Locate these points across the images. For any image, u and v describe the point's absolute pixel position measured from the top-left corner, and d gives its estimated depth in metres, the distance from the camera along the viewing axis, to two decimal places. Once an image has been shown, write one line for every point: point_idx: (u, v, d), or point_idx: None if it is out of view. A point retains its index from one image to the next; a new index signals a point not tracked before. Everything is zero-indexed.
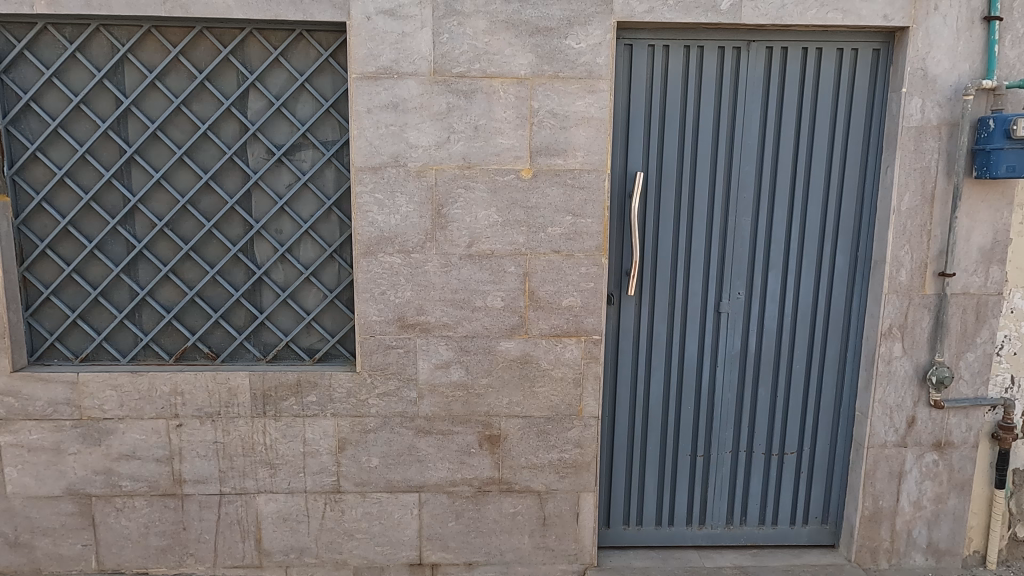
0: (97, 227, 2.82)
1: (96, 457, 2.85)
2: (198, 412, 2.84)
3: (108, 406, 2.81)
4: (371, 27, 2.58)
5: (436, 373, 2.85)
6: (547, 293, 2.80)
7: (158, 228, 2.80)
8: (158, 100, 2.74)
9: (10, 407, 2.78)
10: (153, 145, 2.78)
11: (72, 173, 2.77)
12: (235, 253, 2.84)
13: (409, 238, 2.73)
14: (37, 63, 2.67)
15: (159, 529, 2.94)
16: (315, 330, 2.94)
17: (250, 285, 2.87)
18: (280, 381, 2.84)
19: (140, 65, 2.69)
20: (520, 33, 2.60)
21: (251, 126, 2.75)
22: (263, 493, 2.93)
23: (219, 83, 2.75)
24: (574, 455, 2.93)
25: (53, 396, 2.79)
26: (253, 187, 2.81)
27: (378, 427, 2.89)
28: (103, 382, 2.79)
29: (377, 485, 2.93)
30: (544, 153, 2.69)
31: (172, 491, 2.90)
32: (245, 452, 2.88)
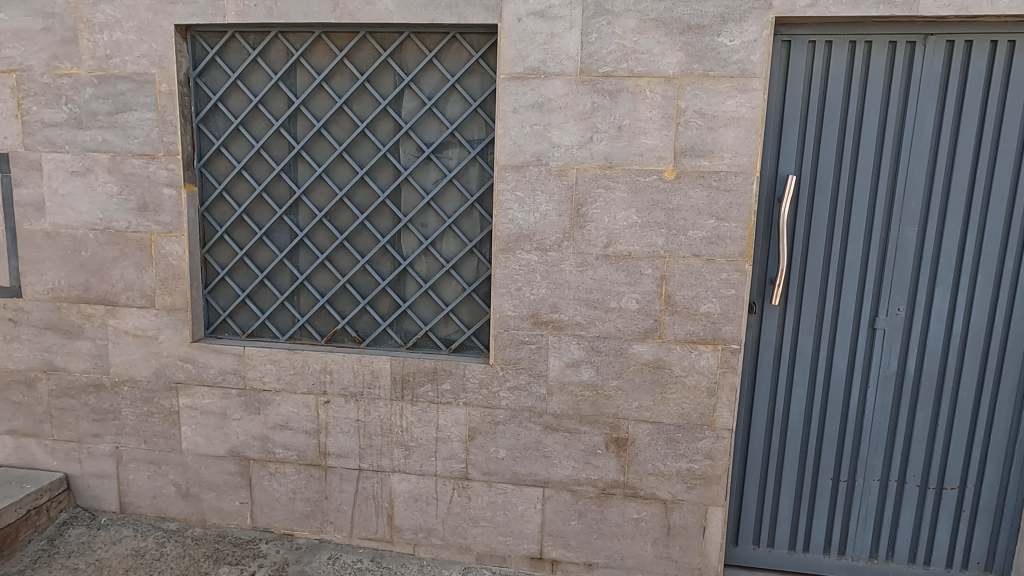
0: (267, 216, 3.11)
1: (255, 424, 3.14)
2: (344, 391, 3.05)
3: (268, 378, 3.09)
4: (522, 28, 2.64)
5: (566, 371, 2.87)
6: (684, 297, 2.72)
7: (318, 219, 3.03)
8: (325, 101, 2.97)
9: (188, 372, 3.14)
10: (318, 142, 3.01)
11: (248, 166, 3.07)
12: (383, 244, 3.01)
13: (546, 236, 2.77)
14: (226, 68, 2.98)
15: (305, 496, 3.19)
16: (452, 321, 3.06)
17: (396, 275, 3.04)
18: (418, 367, 2.98)
19: (310, 68, 2.93)
20: (671, 31, 2.55)
21: (404, 125, 2.91)
22: (398, 473, 3.09)
23: (378, 84, 2.93)
24: (704, 466, 2.84)
25: (223, 366, 3.11)
26: (403, 182, 2.97)
27: (507, 420, 2.95)
28: (264, 357, 3.08)
29: (503, 476, 3.00)
30: (689, 154, 2.62)
31: (318, 462, 3.14)
32: (383, 432, 3.06)
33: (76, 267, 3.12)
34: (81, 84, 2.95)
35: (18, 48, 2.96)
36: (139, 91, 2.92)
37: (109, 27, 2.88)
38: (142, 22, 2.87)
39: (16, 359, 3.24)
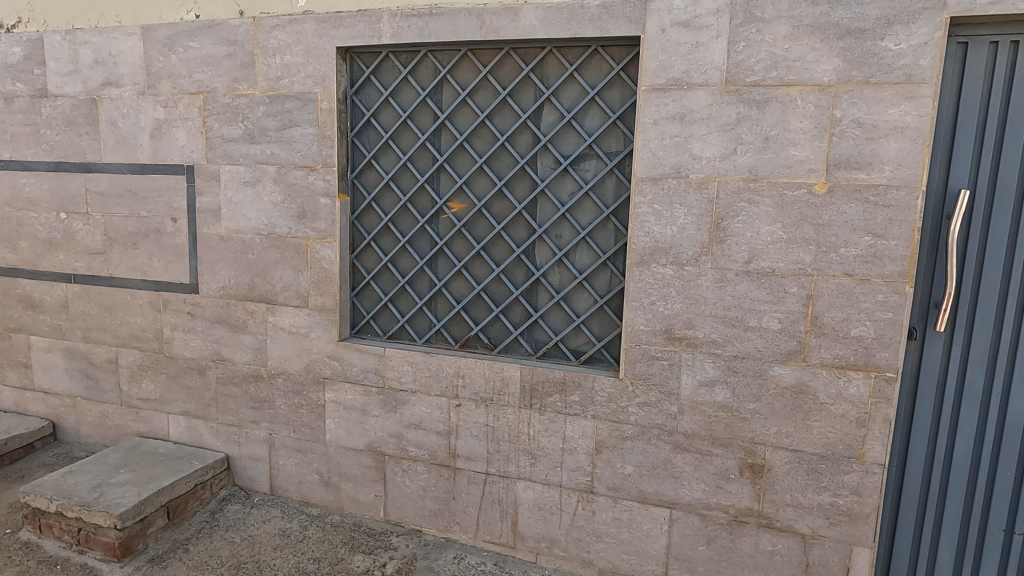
0: (410, 225, 3.28)
1: (392, 422, 3.31)
2: (475, 396, 3.14)
3: (405, 379, 3.25)
4: (666, 39, 2.60)
5: (699, 391, 2.77)
6: (832, 319, 2.55)
7: (457, 228, 3.15)
8: (468, 115, 3.09)
9: (334, 369, 3.37)
10: (460, 155, 3.14)
11: (396, 178, 3.26)
12: (518, 254, 3.08)
13: (683, 250, 2.70)
14: (379, 86, 3.18)
15: (434, 494, 3.31)
16: (582, 332, 3.06)
17: (528, 285, 3.10)
18: (547, 377, 3.01)
19: (456, 84, 3.06)
20: (828, 36, 2.41)
21: (543, 138, 2.96)
22: (523, 480, 3.13)
23: (519, 98, 3.00)
24: (850, 502, 2.63)
25: (365, 365, 3.31)
26: (539, 194, 3.02)
27: (635, 436, 2.90)
28: (403, 358, 3.24)
29: (629, 493, 2.95)
30: (843, 167, 2.45)
31: (448, 463, 3.25)
32: (511, 439, 3.11)
33: (243, 267, 3.45)
34: (255, 103, 3.27)
35: (205, 72, 3.34)
36: (303, 109, 3.19)
37: (281, 51, 3.18)
38: (309, 45, 3.13)
39: (191, 348, 3.63)
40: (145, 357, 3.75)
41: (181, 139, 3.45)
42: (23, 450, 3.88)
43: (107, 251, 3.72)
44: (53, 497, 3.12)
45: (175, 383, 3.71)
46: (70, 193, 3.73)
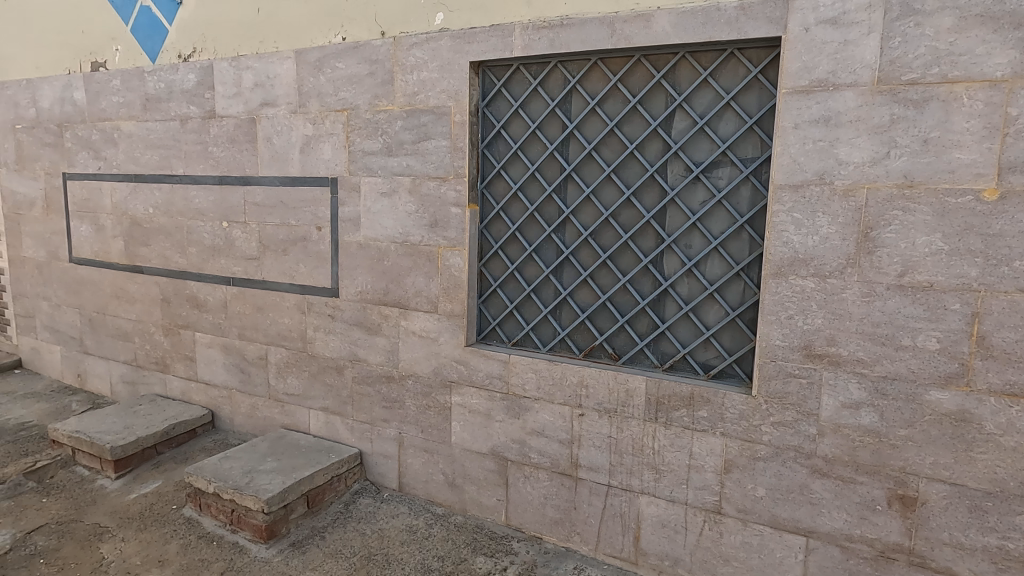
0: (537, 233, 3.31)
1: (515, 428, 3.36)
2: (598, 406, 3.12)
3: (529, 386, 3.29)
4: (810, 38, 2.46)
5: (842, 413, 2.58)
6: (1003, 341, 2.29)
7: (584, 237, 3.15)
8: (597, 124, 3.09)
9: (461, 373, 3.47)
10: (588, 164, 3.14)
11: (524, 187, 3.31)
12: (645, 264, 3.02)
13: (826, 261, 2.53)
14: (509, 97, 3.25)
15: (555, 503, 3.31)
16: (712, 346, 2.95)
17: (656, 295, 3.03)
18: (674, 391, 2.92)
19: (585, 93, 3.06)
20: (1001, 26, 2.18)
21: (674, 145, 2.90)
22: (647, 495, 3.06)
23: (649, 106, 2.96)
24: (1022, 547, 2.34)
25: (490, 371, 3.38)
26: (669, 203, 2.96)
27: (768, 457, 2.75)
28: (527, 365, 3.28)
29: (761, 517, 2.80)
30: (1019, 171, 2.20)
31: (570, 472, 3.24)
32: (634, 452, 3.05)
33: (379, 273, 3.64)
34: (394, 117, 3.45)
35: (350, 90, 3.57)
36: (437, 122, 3.33)
37: (419, 68, 3.34)
38: (444, 61, 3.26)
39: (331, 348, 3.88)
40: (290, 355, 4.05)
41: (327, 153, 3.71)
42: (188, 434, 4.31)
43: (261, 257, 4.06)
44: (212, 479, 3.44)
45: (316, 381, 3.98)
46: (231, 204, 4.12)
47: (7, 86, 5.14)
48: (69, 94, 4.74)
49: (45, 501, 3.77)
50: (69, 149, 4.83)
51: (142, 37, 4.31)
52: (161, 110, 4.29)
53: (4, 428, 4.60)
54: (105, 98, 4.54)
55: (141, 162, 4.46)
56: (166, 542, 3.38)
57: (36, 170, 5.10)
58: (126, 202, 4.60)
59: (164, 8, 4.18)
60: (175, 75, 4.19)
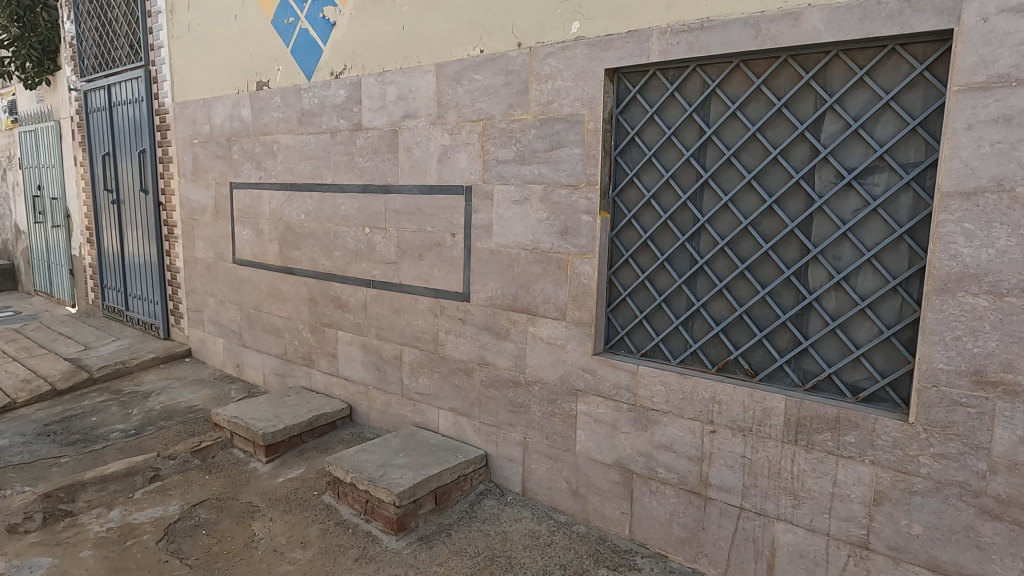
0: (670, 242, 3.23)
1: (642, 441, 3.28)
2: (731, 424, 2.98)
3: (657, 399, 3.20)
4: (988, 29, 2.22)
5: (1020, 449, 2.29)
6: None
7: (720, 246, 3.03)
8: (737, 129, 2.96)
9: (587, 382, 3.44)
10: (726, 170, 3.01)
11: (657, 195, 3.24)
12: (788, 276, 2.85)
13: (1003, 278, 2.27)
14: (644, 103, 3.19)
15: (682, 521, 3.19)
16: (862, 366, 2.72)
17: (798, 309, 2.85)
18: (817, 413, 2.73)
19: (725, 97, 2.94)
20: None
21: (823, 150, 2.71)
22: (783, 522, 2.88)
23: (796, 109, 2.79)
24: None
25: (617, 381, 3.33)
26: (816, 211, 2.78)
27: (927, 492, 2.50)
28: (656, 378, 3.20)
29: (916, 557, 2.55)
30: None
31: (699, 490, 3.12)
32: (770, 475, 2.89)
33: (509, 279, 3.71)
34: (527, 126, 3.51)
35: (486, 101, 3.67)
36: (571, 130, 3.34)
37: (554, 77, 3.37)
38: (579, 70, 3.27)
39: (461, 351, 3.99)
40: (423, 356, 4.22)
41: (462, 162, 3.83)
42: (329, 425, 4.60)
43: (398, 261, 4.27)
44: (349, 469, 3.65)
45: (446, 382, 4.11)
46: (373, 211, 4.36)
47: (187, 106, 5.78)
48: (238, 111, 5.25)
49: (207, 478, 4.17)
50: (236, 161, 5.34)
51: (300, 57, 4.68)
52: (314, 124, 4.64)
53: (176, 409, 5.15)
54: (268, 114, 4.98)
55: (296, 172, 4.84)
56: (308, 525, 3.63)
57: (208, 180, 5.68)
58: (282, 209, 5.01)
59: (320, 30, 4.51)
60: (327, 91, 4.51)
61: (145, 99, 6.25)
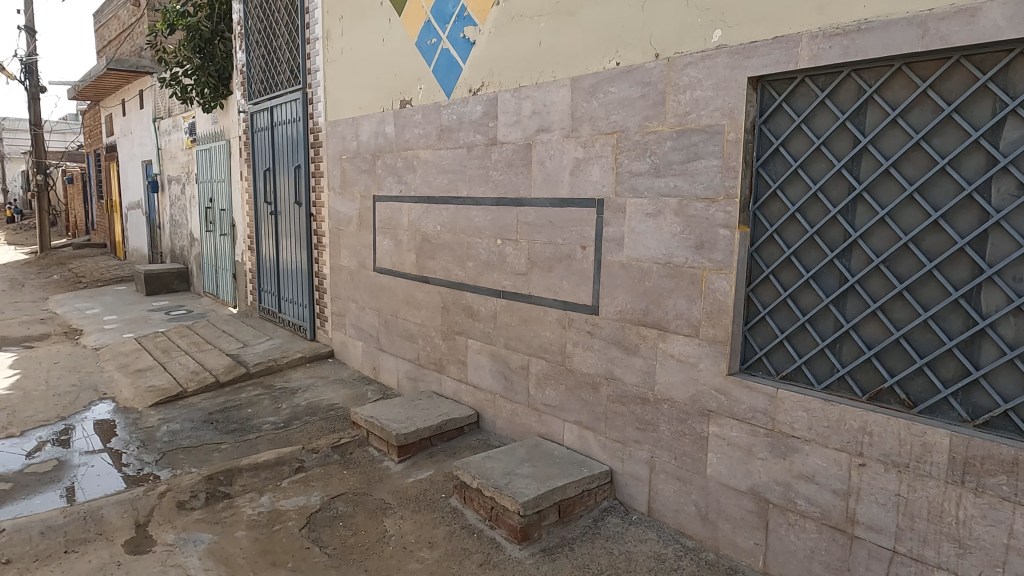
0: (816, 259, 3.02)
1: (780, 469, 3.09)
2: (884, 458, 2.73)
3: (799, 425, 3.00)
4: None
5: None
6: None
7: (875, 264, 2.80)
8: (898, 137, 2.72)
9: (721, 403, 3.30)
10: (884, 182, 2.78)
11: (803, 209, 3.05)
12: (956, 298, 2.58)
13: None
14: (791, 112, 3.02)
15: (825, 559, 2.97)
16: None
17: (968, 336, 2.57)
18: (990, 453, 2.45)
19: (884, 103, 2.72)
20: None
21: (1002, 159, 2.44)
22: (945, 571, 2.60)
23: (969, 114, 2.53)
24: None
25: (754, 404, 3.16)
26: (991, 227, 2.50)
27: None
28: (798, 403, 3.00)
29: None
30: None
31: (844, 528, 2.88)
32: (930, 518, 2.62)
33: (640, 294, 3.64)
34: (664, 138, 3.44)
35: (621, 113, 3.65)
36: (709, 141, 3.23)
37: (692, 87, 3.29)
38: (720, 79, 3.17)
39: (589, 364, 3.97)
40: (550, 368, 4.24)
41: (595, 175, 3.82)
42: (457, 431, 4.73)
43: (528, 272, 4.33)
44: (476, 474, 3.73)
45: (572, 395, 4.10)
46: (505, 223, 4.46)
47: (338, 124, 6.22)
48: (383, 128, 5.58)
49: (345, 472, 4.43)
50: (379, 175, 5.68)
51: (441, 76, 4.90)
52: (452, 139, 4.83)
53: (319, 407, 5.53)
54: (409, 131, 5.26)
55: (433, 185, 5.06)
56: (435, 526, 3.75)
57: (354, 193, 6.08)
58: (419, 220, 5.25)
59: (460, 49, 4.70)
60: (465, 107, 4.69)
61: (302, 119, 6.81)
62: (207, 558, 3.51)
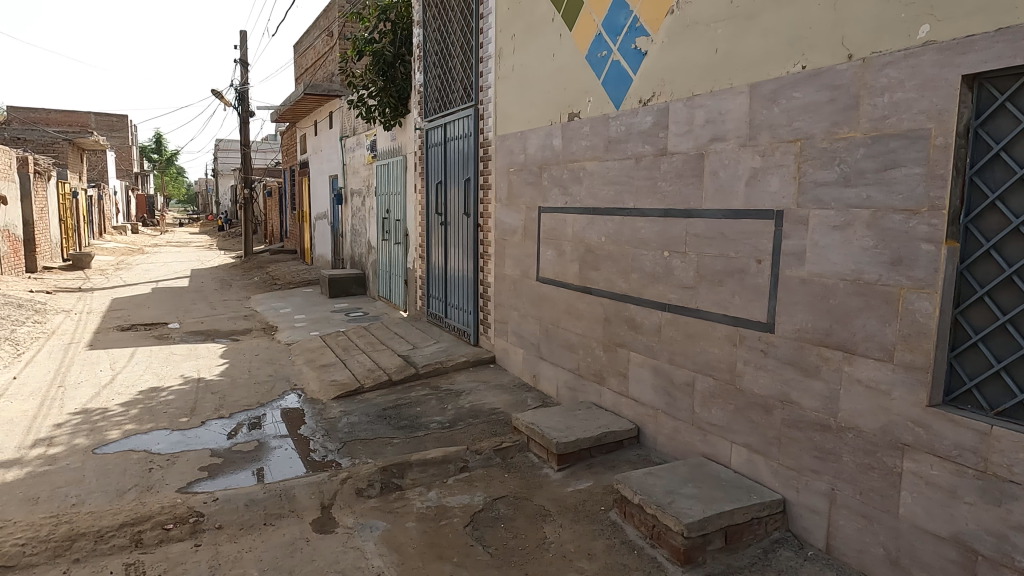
0: None
1: (992, 517, 2.72)
2: None
3: (1018, 469, 2.63)
4: None
5: None
6: None
7: None
8: None
9: (918, 436, 2.97)
10: None
11: None
12: None
13: None
14: (1016, 113, 2.66)
15: None
16: None
17: None
18: None
19: None
20: None
21: None
22: None
23: None
24: None
25: (960, 440, 2.82)
26: None
27: None
28: (1018, 444, 2.62)
29: None
30: None
31: None
32: None
33: (823, 312, 3.39)
34: (855, 145, 3.18)
35: (806, 120, 3.43)
36: (911, 147, 2.95)
37: (892, 89, 3.02)
38: (926, 78, 2.88)
39: (761, 385, 3.76)
40: (717, 386, 4.06)
41: (774, 185, 3.63)
42: (616, 444, 4.68)
43: (696, 286, 4.20)
44: (637, 490, 3.66)
45: (741, 416, 3.90)
46: (673, 235, 4.36)
47: (507, 138, 6.46)
48: (550, 141, 5.71)
49: (506, 476, 4.56)
50: (545, 187, 5.81)
51: (610, 88, 4.92)
52: (620, 150, 4.82)
53: (481, 410, 5.73)
54: (576, 143, 5.33)
55: (599, 197, 5.08)
56: (594, 538, 3.73)
57: (520, 204, 6.27)
58: (584, 231, 5.29)
59: (630, 60, 4.69)
60: (634, 118, 4.66)
61: (473, 134, 7.15)
62: (381, 544, 3.77)
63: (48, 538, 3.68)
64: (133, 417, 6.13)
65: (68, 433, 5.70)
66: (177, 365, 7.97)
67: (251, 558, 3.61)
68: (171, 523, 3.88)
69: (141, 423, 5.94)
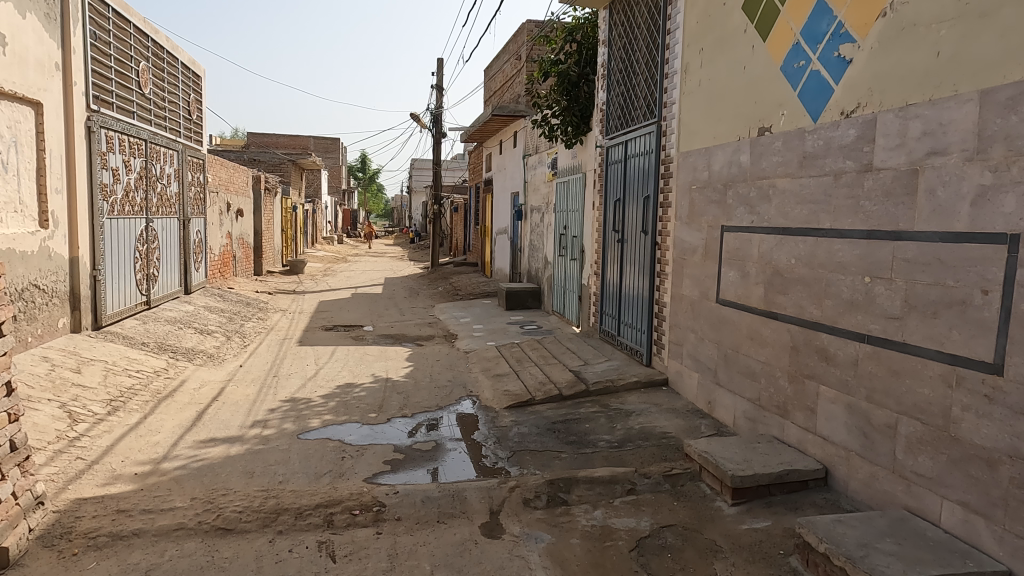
0: None
1: None
2: None
3: None
4: None
5: None
6: None
7: None
8: None
9: None
10: None
11: None
12: None
13: None
14: None
15: None
16: None
17: None
18: None
19: None
20: None
21: None
22: None
23: None
24: None
25: None
26: None
27: None
28: None
29: None
30: None
31: None
32: None
33: None
34: None
35: None
36: None
37: None
38: None
39: (983, 436, 3.25)
40: (926, 431, 3.58)
41: (1010, 206, 3.14)
42: (801, 484, 4.31)
43: (904, 317, 3.75)
44: (824, 537, 3.33)
45: (956, 468, 3.40)
46: (877, 259, 3.94)
47: (691, 155, 6.28)
48: (737, 157, 5.46)
49: (676, 503, 4.39)
50: (730, 205, 5.55)
51: (808, 99, 4.58)
52: (817, 166, 4.47)
53: (652, 432, 5.58)
54: (767, 159, 5.03)
55: (790, 217, 4.75)
56: None
57: (702, 223, 6.05)
58: (772, 253, 4.97)
59: (832, 69, 4.34)
60: (835, 132, 4.30)
61: (656, 150, 7.03)
62: (546, 556, 3.80)
63: (260, 509, 4.19)
64: (331, 408, 6.80)
65: (279, 417, 6.46)
66: (369, 365, 8.73)
67: (425, 552, 3.82)
68: (358, 509, 4.23)
69: (337, 415, 6.57)
